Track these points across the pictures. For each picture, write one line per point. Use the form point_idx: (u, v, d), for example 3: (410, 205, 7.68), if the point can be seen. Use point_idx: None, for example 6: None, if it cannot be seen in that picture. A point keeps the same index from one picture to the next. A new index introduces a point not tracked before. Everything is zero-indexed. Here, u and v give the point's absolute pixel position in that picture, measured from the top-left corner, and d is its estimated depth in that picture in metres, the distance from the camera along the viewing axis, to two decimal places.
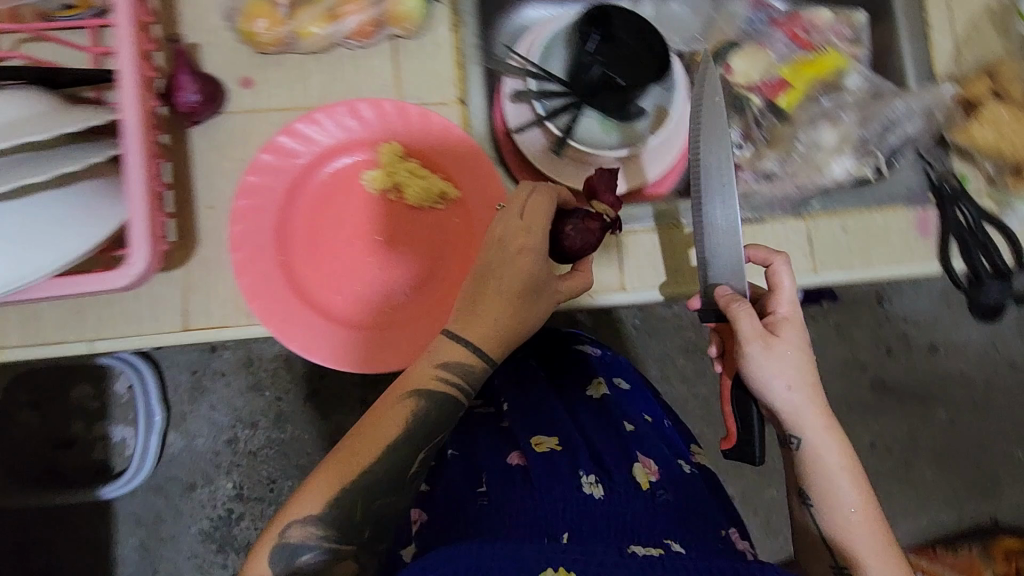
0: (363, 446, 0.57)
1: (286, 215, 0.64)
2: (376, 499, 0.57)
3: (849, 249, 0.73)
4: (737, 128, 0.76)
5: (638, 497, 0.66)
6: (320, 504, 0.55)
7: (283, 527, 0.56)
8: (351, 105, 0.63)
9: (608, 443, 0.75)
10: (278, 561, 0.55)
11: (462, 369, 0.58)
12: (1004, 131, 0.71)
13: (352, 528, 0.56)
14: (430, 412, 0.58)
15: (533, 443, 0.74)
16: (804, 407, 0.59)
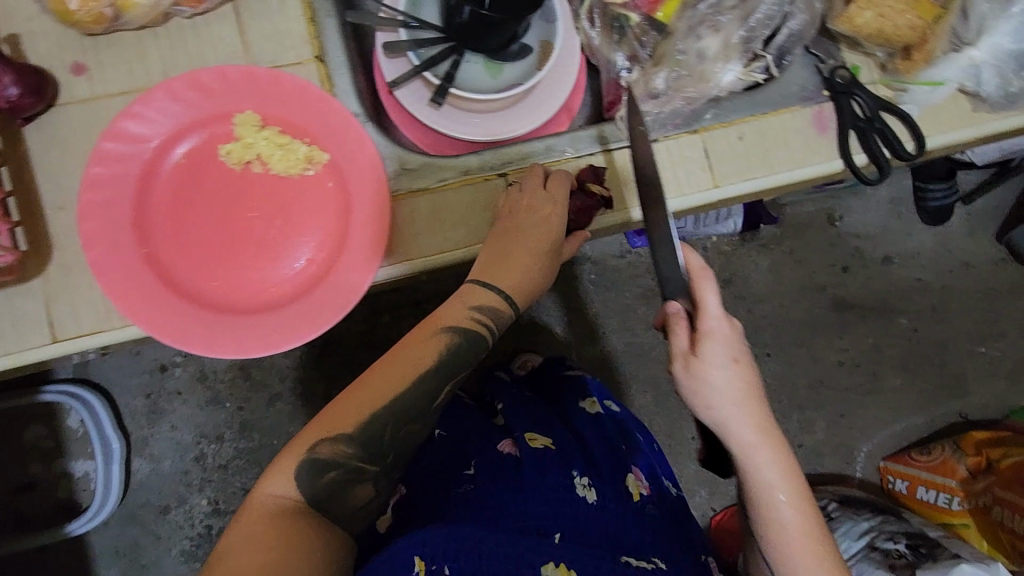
0: (397, 372, 0.63)
1: (144, 206, 0.60)
2: (406, 425, 0.63)
3: (748, 157, 0.71)
4: (620, 54, 0.75)
5: (621, 505, 0.79)
6: (354, 426, 0.61)
7: (311, 445, 0.60)
8: (191, 77, 0.59)
9: (601, 449, 0.87)
10: (303, 474, 0.59)
11: (494, 311, 0.66)
12: (886, 11, 0.67)
13: (381, 450, 0.62)
14: (455, 348, 0.65)
15: (527, 437, 0.82)
16: (732, 419, 0.60)
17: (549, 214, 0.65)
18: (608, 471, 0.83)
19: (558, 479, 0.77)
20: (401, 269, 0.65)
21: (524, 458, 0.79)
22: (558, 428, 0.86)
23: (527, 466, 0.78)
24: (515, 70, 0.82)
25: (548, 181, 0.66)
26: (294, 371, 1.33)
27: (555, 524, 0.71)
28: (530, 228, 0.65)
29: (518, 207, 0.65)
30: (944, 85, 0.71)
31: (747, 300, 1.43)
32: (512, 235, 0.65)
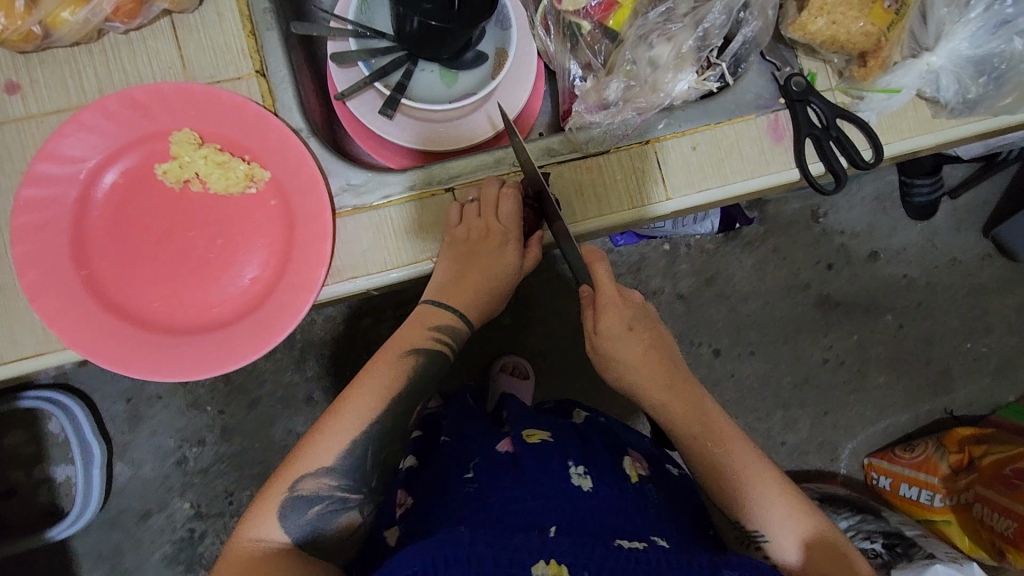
0: (368, 398, 0.63)
1: (81, 227, 0.59)
2: (384, 449, 0.63)
3: (700, 167, 0.70)
4: (575, 63, 0.75)
5: (625, 489, 0.72)
6: (331, 457, 0.61)
7: (292, 481, 0.61)
8: (126, 95, 0.58)
9: (601, 444, 0.81)
10: (287, 512, 0.60)
11: (453, 330, 0.66)
12: (838, 18, 0.66)
13: (362, 478, 0.62)
14: (424, 367, 0.65)
15: (525, 434, 0.78)
16: (640, 378, 0.68)
17: (497, 238, 0.65)
18: (608, 463, 0.76)
19: (560, 471, 0.71)
20: (346, 286, 0.64)
21: (522, 454, 0.73)
22: (559, 427, 0.82)
23: (525, 459, 0.72)
24: (470, 79, 0.80)
25: (499, 201, 0.65)
26: (274, 373, 1.30)
27: (554, 517, 0.64)
28: (476, 254, 0.65)
29: (468, 228, 0.64)
30: (902, 93, 0.69)
31: (730, 298, 1.41)
32: (459, 260, 0.65)
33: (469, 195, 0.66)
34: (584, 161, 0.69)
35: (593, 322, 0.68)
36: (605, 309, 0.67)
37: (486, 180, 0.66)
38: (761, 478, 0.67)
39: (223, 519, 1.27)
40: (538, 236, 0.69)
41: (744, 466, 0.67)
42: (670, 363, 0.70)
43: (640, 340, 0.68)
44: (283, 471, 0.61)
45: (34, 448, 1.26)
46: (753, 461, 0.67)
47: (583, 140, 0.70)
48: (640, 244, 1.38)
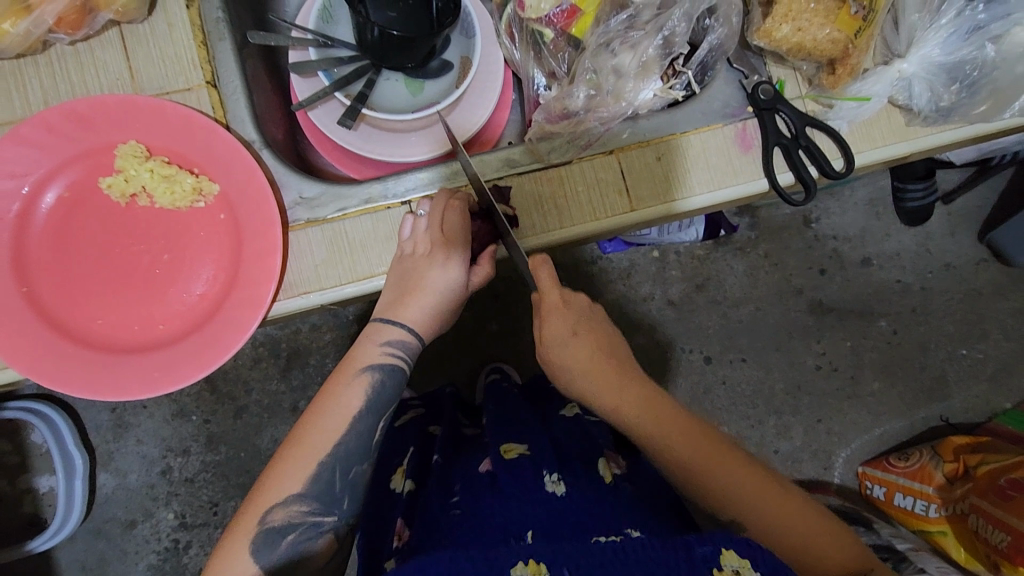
0: (332, 418, 0.61)
1: (23, 243, 0.58)
2: (352, 469, 0.61)
3: (665, 178, 0.68)
4: (539, 71, 0.73)
5: (602, 493, 0.69)
6: (300, 484, 0.59)
7: (261, 515, 0.58)
8: (66, 109, 0.57)
9: (577, 447, 0.78)
10: (259, 549, 0.57)
11: (405, 345, 0.63)
12: (804, 25, 0.64)
13: (333, 501, 0.60)
14: (385, 383, 0.63)
15: (503, 450, 0.75)
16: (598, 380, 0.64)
17: (442, 257, 0.62)
18: (580, 465, 0.73)
19: (534, 482, 0.69)
20: (298, 301, 0.63)
21: (499, 473, 0.71)
22: (533, 433, 0.79)
23: (502, 477, 0.70)
24: (436, 87, 0.79)
25: (445, 215, 0.62)
26: (260, 381, 1.28)
27: (531, 524, 0.64)
28: (423, 270, 0.61)
29: (416, 244, 0.62)
30: (872, 101, 0.68)
31: (722, 304, 1.39)
32: (406, 277, 0.62)
33: (421, 206, 0.64)
34: (545, 172, 0.67)
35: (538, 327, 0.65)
36: (549, 314, 0.64)
37: (436, 194, 0.64)
38: (726, 464, 0.62)
39: (208, 529, 1.25)
40: (489, 248, 0.66)
41: (710, 456, 0.63)
42: (623, 359, 0.66)
43: (588, 342, 0.65)
44: (250, 505, 0.59)
45: (17, 459, 1.25)
46: (718, 447, 0.63)
47: (545, 150, 0.68)
48: (629, 251, 1.36)
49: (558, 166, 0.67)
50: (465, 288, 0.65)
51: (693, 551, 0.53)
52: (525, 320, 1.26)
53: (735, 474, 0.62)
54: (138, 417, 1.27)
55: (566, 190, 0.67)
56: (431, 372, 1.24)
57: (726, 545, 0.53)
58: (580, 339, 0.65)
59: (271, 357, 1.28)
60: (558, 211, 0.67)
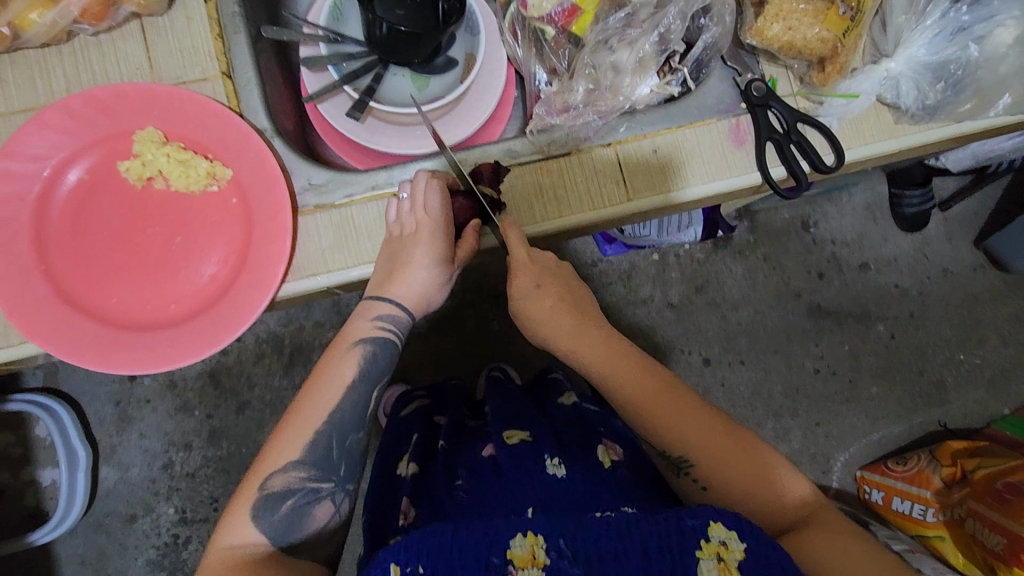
0: (326, 391, 0.63)
1: (42, 224, 0.60)
2: (348, 438, 0.63)
3: (661, 170, 0.71)
4: (540, 67, 0.76)
5: (597, 473, 0.71)
6: (297, 451, 0.61)
7: (262, 480, 0.60)
8: (88, 95, 0.60)
9: (575, 433, 0.80)
10: (261, 513, 0.59)
11: (394, 318, 0.65)
12: (794, 24, 0.67)
13: (331, 467, 0.62)
14: (378, 355, 0.65)
15: (504, 435, 0.76)
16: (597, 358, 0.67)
17: (427, 233, 0.63)
18: (579, 448, 0.75)
19: (535, 466, 0.70)
20: (306, 283, 0.65)
21: (501, 455, 0.73)
22: (535, 421, 0.80)
23: (505, 461, 0.72)
24: (441, 83, 0.82)
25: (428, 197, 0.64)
26: (263, 377, 1.29)
27: (531, 501, 0.66)
28: (410, 248, 0.63)
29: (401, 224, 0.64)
30: (861, 98, 0.70)
31: (721, 306, 1.41)
32: (395, 253, 0.64)
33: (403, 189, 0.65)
34: (545, 163, 0.70)
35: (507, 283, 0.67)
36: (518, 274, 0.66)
37: (416, 176, 0.65)
38: (690, 416, 0.65)
39: (208, 524, 1.26)
40: (472, 223, 0.67)
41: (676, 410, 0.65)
42: (586, 315, 0.69)
43: (550, 294, 0.67)
44: (249, 476, 0.61)
45: (21, 451, 1.26)
46: (687, 403, 0.66)
47: (546, 142, 0.71)
48: (630, 253, 1.39)
49: (561, 156, 0.70)
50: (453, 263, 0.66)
51: (684, 522, 0.55)
52: None
53: (691, 420, 0.65)
54: (142, 412, 1.29)
55: (567, 178, 0.70)
56: (432, 369, 1.26)
57: (715, 518, 0.55)
58: (544, 291, 0.67)
59: (274, 353, 1.30)
60: (559, 201, 0.70)
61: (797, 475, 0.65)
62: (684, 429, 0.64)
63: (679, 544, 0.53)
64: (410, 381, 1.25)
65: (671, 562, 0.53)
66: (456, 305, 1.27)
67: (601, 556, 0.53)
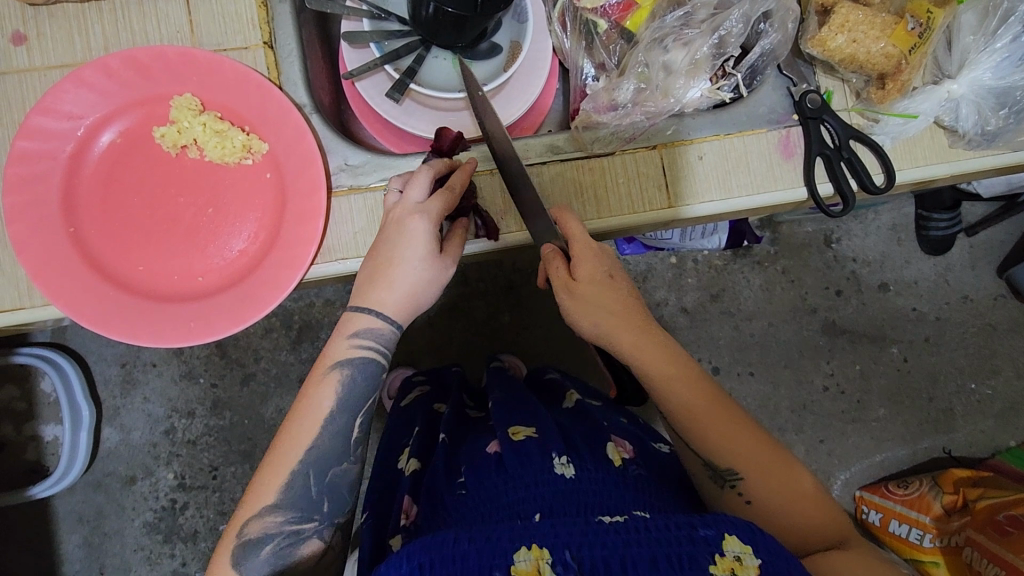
0: (305, 422, 0.62)
1: (72, 184, 0.59)
2: (327, 474, 0.62)
3: (704, 177, 0.68)
4: (589, 62, 0.74)
5: (608, 472, 0.69)
6: (272, 494, 0.60)
7: (240, 527, 0.60)
8: (128, 55, 0.58)
9: (581, 433, 0.77)
10: (241, 561, 0.59)
11: (375, 333, 0.62)
12: (857, 37, 0.64)
13: (310, 507, 0.61)
14: (359, 378, 0.63)
15: (510, 432, 0.73)
16: (639, 345, 0.64)
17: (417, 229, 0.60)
18: (589, 449, 0.72)
19: (542, 463, 0.68)
20: (336, 267, 0.63)
21: (506, 453, 0.70)
22: (539, 417, 0.78)
23: (509, 458, 0.69)
24: (483, 70, 0.78)
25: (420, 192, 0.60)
26: (270, 350, 1.28)
27: (537, 505, 0.64)
28: (394, 248, 0.60)
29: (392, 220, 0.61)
30: (919, 119, 0.68)
31: (735, 316, 1.39)
32: (380, 264, 0.61)
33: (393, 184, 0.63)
34: (586, 161, 0.68)
35: (565, 269, 0.64)
36: (579, 258, 0.63)
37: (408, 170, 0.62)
38: (725, 421, 0.63)
39: (207, 493, 1.26)
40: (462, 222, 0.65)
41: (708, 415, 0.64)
42: (635, 308, 0.65)
43: (618, 288, 0.65)
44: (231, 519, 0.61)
45: (24, 405, 1.26)
46: (722, 408, 0.64)
47: (589, 140, 0.70)
48: (648, 254, 1.37)
49: (613, 151, 0.68)
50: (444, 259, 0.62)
51: (696, 531, 0.53)
52: (536, 315, 1.26)
53: (718, 418, 0.63)
54: (148, 375, 1.28)
55: (615, 175, 0.68)
56: (441, 356, 1.25)
57: (729, 530, 0.53)
58: (613, 283, 0.65)
59: (283, 328, 1.28)
60: (597, 199, 0.68)
61: (818, 487, 0.63)
62: (712, 430, 0.63)
63: (690, 554, 0.51)
64: (417, 367, 1.24)
65: (681, 570, 0.50)
66: (469, 293, 1.25)
67: (607, 564, 0.51)
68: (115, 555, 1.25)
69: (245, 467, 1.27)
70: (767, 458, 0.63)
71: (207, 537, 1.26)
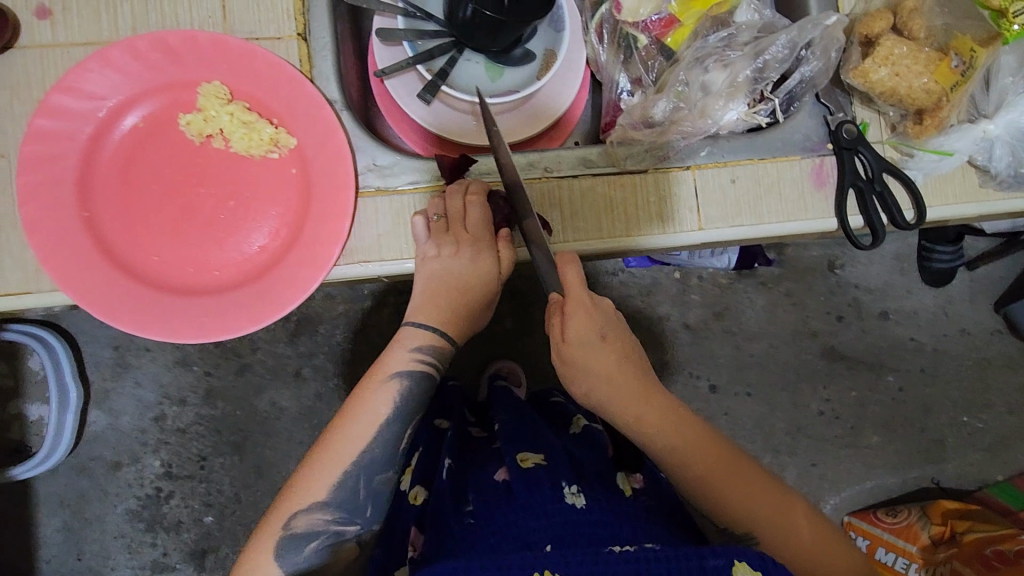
0: (359, 427, 0.61)
1: (89, 166, 0.56)
2: (375, 479, 0.60)
3: (736, 201, 0.68)
4: (625, 75, 0.73)
5: (620, 503, 0.69)
6: (323, 492, 0.59)
7: (285, 520, 0.59)
8: (156, 37, 0.56)
9: (591, 461, 0.77)
10: (283, 552, 0.58)
11: (436, 350, 0.63)
12: (900, 72, 0.64)
13: (356, 509, 0.60)
14: (418, 392, 0.62)
15: (518, 459, 0.72)
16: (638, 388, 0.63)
17: (468, 247, 0.62)
18: (600, 481, 0.72)
19: (552, 492, 0.67)
20: (358, 269, 0.63)
21: (515, 482, 0.69)
22: (547, 440, 0.77)
23: (517, 486, 0.69)
24: (516, 76, 0.76)
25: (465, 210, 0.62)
26: (267, 342, 1.25)
27: (548, 536, 0.63)
28: (451, 269, 0.62)
29: (439, 246, 0.62)
30: (953, 157, 0.68)
31: (736, 335, 1.38)
32: (436, 281, 0.62)
33: (434, 209, 0.62)
34: (619, 177, 0.67)
35: (560, 327, 0.61)
36: (574, 315, 0.60)
37: (449, 188, 0.63)
38: (723, 465, 0.63)
39: (193, 483, 1.23)
40: (503, 233, 0.63)
41: (713, 456, 0.63)
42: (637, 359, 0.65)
43: (614, 349, 0.62)
44: (275, 511, 0.59)
45: (10, 383, 1.22)
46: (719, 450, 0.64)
47: (623, 155, 0.68)
48: (653, 268, 1.35)
49: (646, 168, 0.67)
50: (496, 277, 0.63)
51: (706, 561, 0.53)
52: (540, 323, 1.24)
53: (711, 458, 0.63)
54: (140, 359, 1.25)
55: (647, 195, 0.67)
56: None
57: (741, 557, 0.53)
58: (606, 345, 0.62)
59: (281, 321, 1.25)
60: (627, 217, 0.67)
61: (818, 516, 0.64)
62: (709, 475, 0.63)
63: None
64: None
65: None
66: None
67: None
68: (95, 541, 1.22)
69: (234, 459, 1.24)
70: (766, 495, 0.63)
71: (191, 528, 1.23)
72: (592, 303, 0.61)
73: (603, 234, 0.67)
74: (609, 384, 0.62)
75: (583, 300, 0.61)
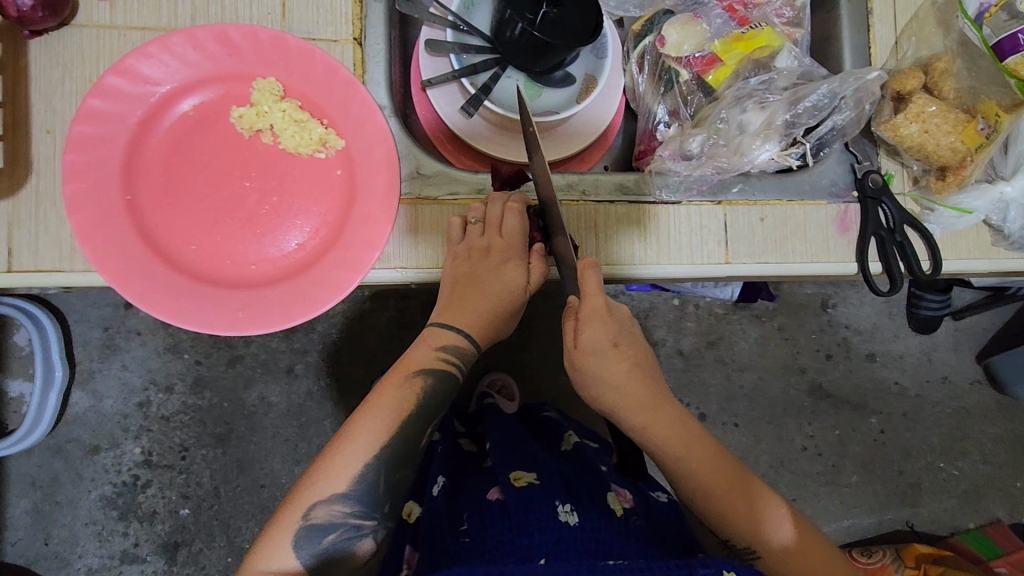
0: (376, 420, 0.60)
1: (137, 150, 0.57)
2: (394, 474, 0.61)
3: (756, 240, 0.69)
4: (662, 106, 0.75)
5: (610, 523, 0.68)
6: (345, 482, 0.59)
7: (305, 510, 0.58)
8: (218, 28, 0.56)
9: (581, 481, 0.77)
10: (301, 543, 0.58)
11: (461, 352, 0.63)
12: (928, 129, 0.67)
13: (374, 504, 0.60)
14: (439, 389, 0.63)
15: (511, 477, 0.73)
16: (643, 410, 0.63)
17: (506, 254, 0.63)
18: (590, 499, 0.72)
19: (546, 510, 0.67)
20: (393, 274, 0.64)
21: (510, 500, 0.70)
22: (540, 462, 0.79)
23: (511, 504, 0.69)
24: (554, 97, 0.76)
25: (504, 217, 0.63)
26: (261, 335, 1.23)
27: (542, 549, 0.63)
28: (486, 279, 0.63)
29: (469, 248, 0.63)
30: (972, 214, 0.70)
31: (728, 365, 1.40)
32: (467, 283, 0.63)
33: (475, 213, 0.64)
34: (653, 207, 0.69)
35: (574, 332, 0.62)
36: (587, 322, 0.61)
37: (491, 197, 0.64)
38: (733, 482, 0.64)
39: (172, 473, 1.20)
40: (538, 247, 0.65)
41: (728, 478, 0.64)
42: (655, 382, 0.64)
43: (626, 355, 0.63)
44: (293, 501, 0.59)
45: None
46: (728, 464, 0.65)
47: (657, 184, 0.69)
48: (653, 293, 1.37)
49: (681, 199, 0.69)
50: (527, 286, 0.64)
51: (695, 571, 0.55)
52: (538, 338, 1.24)
53: (723, 473, 0.64)
54: (130, 343, 1.23)
55: (678, 227, 0.69)
56: None
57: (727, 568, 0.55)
58: (618, 352, 0.62)
59: None
60: (659, 244, 0.68)
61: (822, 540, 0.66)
62: (718, 493, 0.63)
63: None
64: None
65: None
66: None
67: None
68: (64, 528, 1.18)
69: (216, 451, 1.22)
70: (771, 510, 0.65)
71: (166, 519, 1.20)
72: (608, 310, 0.62)
73: (643, 258, 0.68)
74: (620, 403, 0.63)
75: (599, 307, 0.61)
